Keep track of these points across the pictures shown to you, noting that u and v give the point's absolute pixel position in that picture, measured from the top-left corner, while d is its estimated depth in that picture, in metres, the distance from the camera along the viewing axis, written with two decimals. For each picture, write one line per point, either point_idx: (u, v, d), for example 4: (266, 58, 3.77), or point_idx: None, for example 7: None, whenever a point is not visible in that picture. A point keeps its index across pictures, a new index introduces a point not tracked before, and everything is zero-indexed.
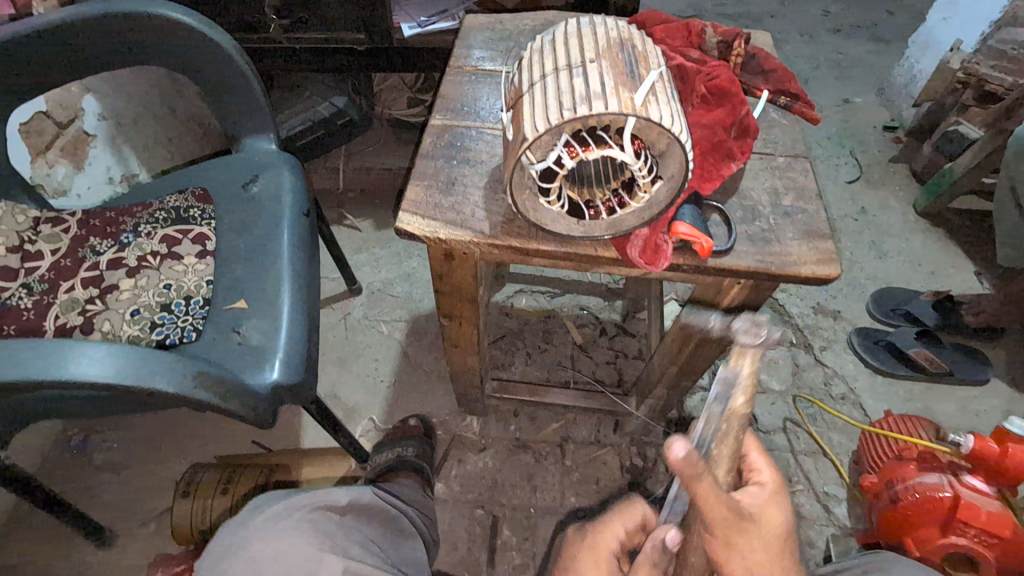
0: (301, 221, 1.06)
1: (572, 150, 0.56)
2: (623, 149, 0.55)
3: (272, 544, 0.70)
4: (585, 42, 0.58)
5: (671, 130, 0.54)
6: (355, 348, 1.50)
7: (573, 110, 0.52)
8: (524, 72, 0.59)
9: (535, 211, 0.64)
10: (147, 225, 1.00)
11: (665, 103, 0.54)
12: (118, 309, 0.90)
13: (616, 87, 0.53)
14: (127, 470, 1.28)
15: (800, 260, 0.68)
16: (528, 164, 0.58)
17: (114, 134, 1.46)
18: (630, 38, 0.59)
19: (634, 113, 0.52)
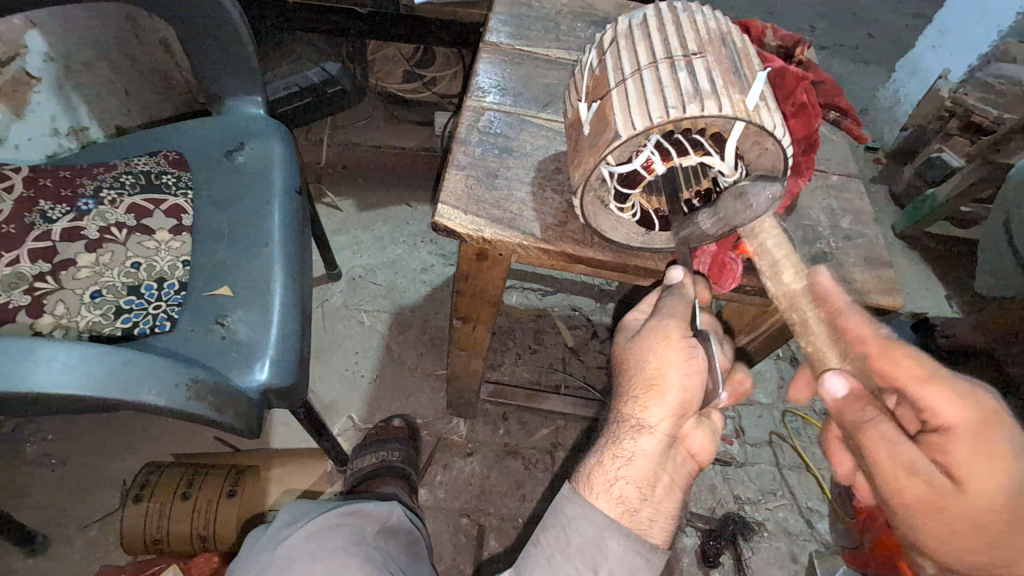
0: (294, 198, 0.94)
1: (664, 154, 0.49)
2: (722, 157, 0.49)
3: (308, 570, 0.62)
4: (684, 31, 0.51)
5: (782, 141, 0.47)
6: (333, 339, 1.38)
7: (681, 109, 0.45)
8: (611, 61, 0.52)
9: (599, 218, 0.57)
10: (111, 191, 0.86)
11: (775, 110, 0.48)
12: (75, 289, 0.77)
13: (727, 87, 0.46)
14: (66, 465, 1.13)
15: (863, 289, 0.64)
16: (608, 166, 0.51)
17: (62, 80, 1.27)
18: (729, 33, 0.53)
19: (745, 119, 0.46)
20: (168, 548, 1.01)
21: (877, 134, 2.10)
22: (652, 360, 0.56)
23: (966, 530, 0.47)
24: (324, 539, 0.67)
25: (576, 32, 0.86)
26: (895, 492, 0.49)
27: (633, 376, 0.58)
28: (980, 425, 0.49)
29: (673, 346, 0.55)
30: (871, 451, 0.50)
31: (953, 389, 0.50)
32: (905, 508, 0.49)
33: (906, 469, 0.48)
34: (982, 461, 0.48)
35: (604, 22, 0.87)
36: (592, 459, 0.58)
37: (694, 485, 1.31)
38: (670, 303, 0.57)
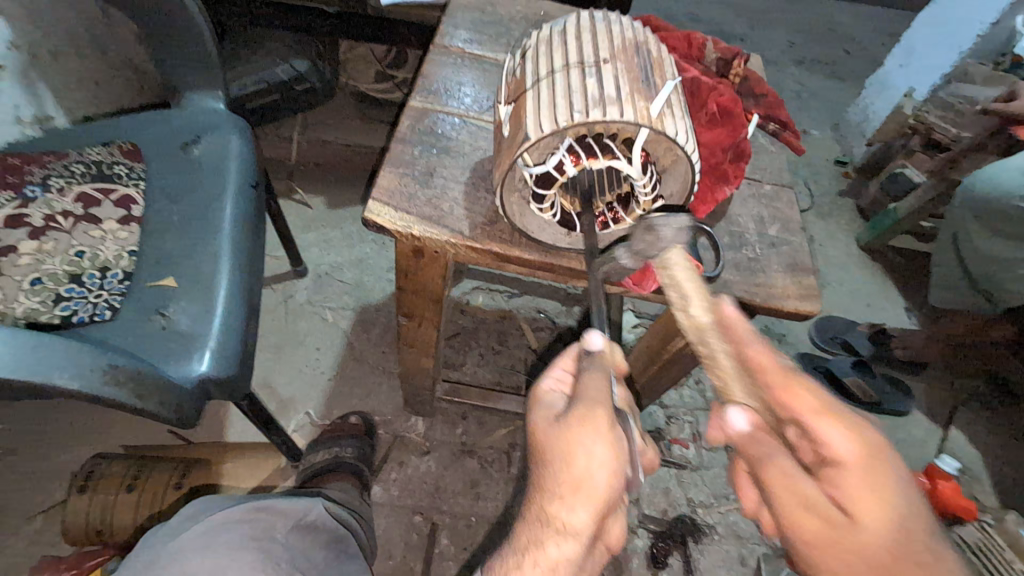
0: (247, 192, 0.95)
1: (574, 156, 0.51)
2: (630, 162, 0.51)
3: (209, 558, 0.63)
4: (599, 39, 0.53)
5: (684, 147, 0.49)
6: (295, 334, 1.39)
7: (585, 113, 0.47)
8: (528, 65, 0.53)
9: (523, 217, 0.59)
10: (59, 179, 0.86)
11: (680, 118, 0.50)
12: (13, 276, 0.76)
13: (633, 94, 0.48)
14: (13, 456, 1.12)
15: (783, 294, 0.67)
16: (523, 166, 0.52)
17: (26, 68, 1.26)
18: (645, 42, 0.55)
19: (648, 124, 0.48)
20: (111, 540, 1.00)
21: (846, 149, 2.15)
22: (580, 456, 0.47)
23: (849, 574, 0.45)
24: (229, 532, 0.67)
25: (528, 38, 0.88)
26: (799, 526, 0.46)
27: (549, 469, 0.49)
28: (873, 463, 0.46)
29: (601, 437, 0.47)
30: (775, 487, 0.47)
31: (849, 420, 0.47)
32: (810, 544, 0.46)
33: (808, 506, 0.46)
34: (867, 494, 0.45)
35: None
36: (504, 561, 0.48)
37: (648, 488, 1.33)
38: (596, 381, 0.51)
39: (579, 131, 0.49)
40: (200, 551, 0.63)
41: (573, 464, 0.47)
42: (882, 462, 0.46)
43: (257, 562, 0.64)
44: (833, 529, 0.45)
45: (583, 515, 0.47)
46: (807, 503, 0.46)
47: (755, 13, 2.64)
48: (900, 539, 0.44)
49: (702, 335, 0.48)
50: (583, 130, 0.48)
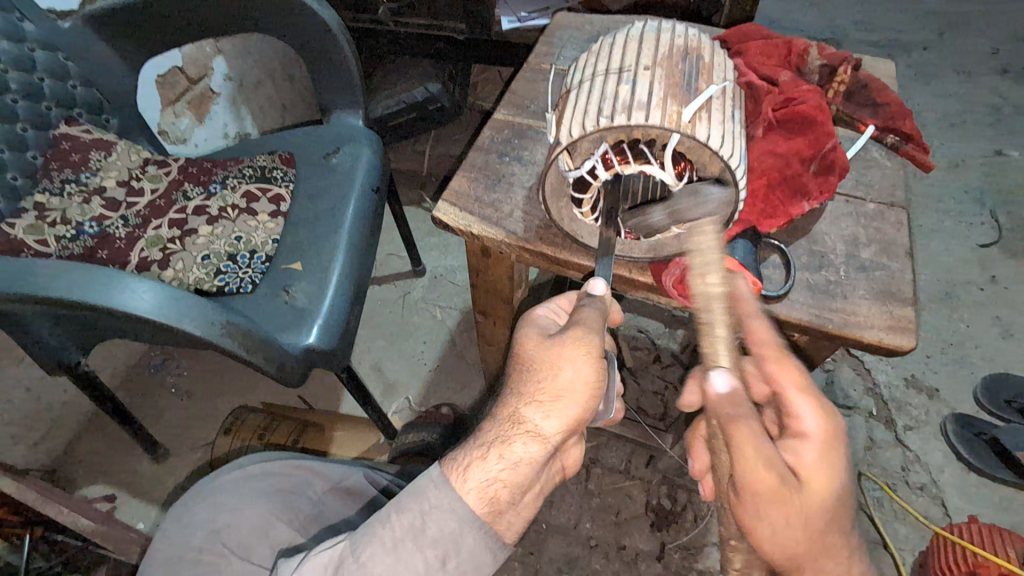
0: (369, 196, 1.10)
1: (608, 161, 0.54)
2: (662, 167, 0.53)
3: (235, 501, 0.73)
4: (644, 48, 0.56)
5: (720, 152, 0.50)
6: (407, 327, 1.54)
7: (611, 118, 0.50)
8: (577, 74, 0.58)
9: (570, 221, 0.62)
10: (234, 179, 1.09)
11: (718, 122, 0.51)
12: (192, 251, 0.99)
13: (667, 97, 0.51)
14: (189, 397, 1.41)
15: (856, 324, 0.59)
16: (564, 170, 0.56)
17: (235, 96, 1.60)
18: (698, 48, 0.57)
19: (675, 127, 0.50)
20: None
21: None
22: (565, 368, 0.57)
23: (782, 522, 0.50)
24: (262, 481, 0.76)
25: None
26: (751, 482, 0.49)
27: (535, 376, 0.58)
28: (830, 440, 0.53)
29: (589, 360, 0.57)
30: (741, 451, 0.49)
31: (818, 400, 0.55)
32: (758, 500, 0.49)
33: (766, 463, 0.49)
34: (819, 463, 0.52)
35: None
36: (471, 450, 0.58)
37: None
38: (589, 315, 0.58)
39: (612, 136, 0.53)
40: (233, 492, 0.74)
41: (560, 375, 0.57)
42: (835, 441, 0.53)
43: (270, 509, 0.72)
44: (789, 494, 0.50)
45: (555, 423, 0.57)
46: (768, 462, 0.49)
47: (946, 18, 2.28)
48: (834, 501, 0.52)
49: (710, 301, 0.53)
50: (619, 133, 0.52)
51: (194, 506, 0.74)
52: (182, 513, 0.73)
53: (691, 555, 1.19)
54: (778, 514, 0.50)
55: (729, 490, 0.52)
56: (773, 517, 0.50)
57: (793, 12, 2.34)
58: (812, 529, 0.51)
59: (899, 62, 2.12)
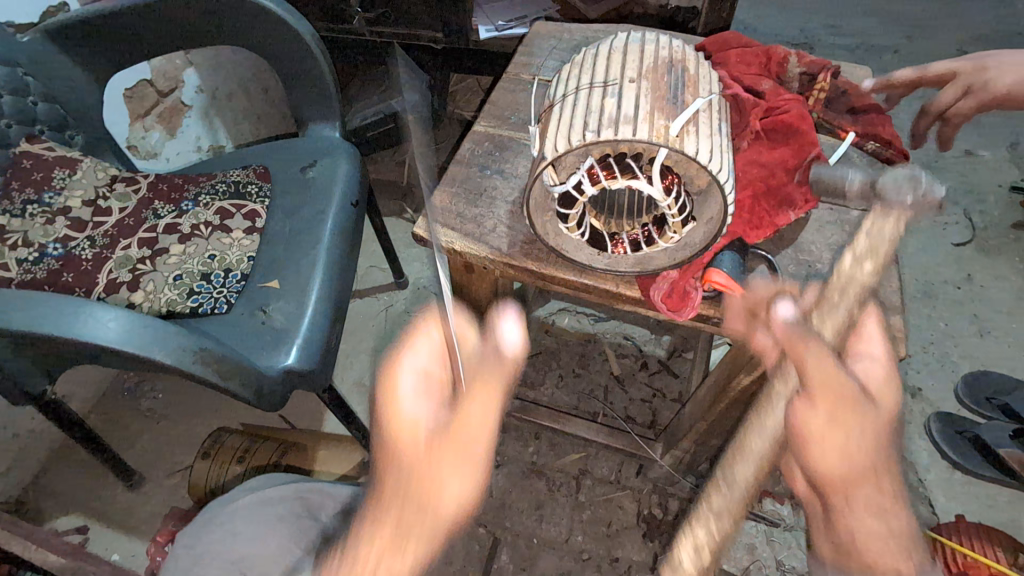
0: (348, 209, 1.07)
1: (594, 174, 0.53)
2: (650, 182, 0.52)
3: (241, 533, 0.70)
4: (629, 60, 0.56)
5: (709, 168, 0.50)
6: (390, 340, 1.51)
7: (598, 133, 0.50)
8: (559, 86, 0.57)
9: (555, 237, 0.60)
10: (207, 196, 1.05)
11: (706, 137, 0.51)
12: (163, 272, 0.95)
13: (654, 111, 0.51)
14: (165, 421, 1.36)
15: (851, 276, 0.61)
16: (549, 184, 0.54)
17: (208, 108, 1.56)
18: (682, 60, 0.57)
19: (664, 140, 0.50)
20: None
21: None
22: (442, 484, 0.54)
23: (856, 440, 0.52)
24: (273, 510, 0.73)
25: None
26: (819, 387, 0.53)
27: (408, 477, 0.55)
28: (891, 367, 0.58)
29: (472, 469, 0.56)
30: (807, 361, 0.54)
31: (888, 336, 0.60)
32: (828, 406, 0.53)
33: (835, 373, 0.53)
34: (884, 382, 0.56)
35: None
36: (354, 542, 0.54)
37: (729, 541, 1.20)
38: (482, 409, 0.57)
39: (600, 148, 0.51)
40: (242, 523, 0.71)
41: (440, 490, 0.54)
42: (896, 367, 0.57)
43: (283, 537, 0.70)
44: (857, 403, 0.53)
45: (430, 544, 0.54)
46: (841, 370, 0.54)
47: (914, 21, 2.33)
48: (894, 421, 0.54)
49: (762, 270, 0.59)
50: (607, 146, 0.51)
51: (199, 539, 0.70)
52: (186, 550, 0.70)
53: None
54: (852, 424, 0.53)
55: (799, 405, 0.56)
56: (839, 421, 0.52)
57: (767, 18, 2.38)
58: (878, 443, 0.52)
59: (870, 65, 2.15)
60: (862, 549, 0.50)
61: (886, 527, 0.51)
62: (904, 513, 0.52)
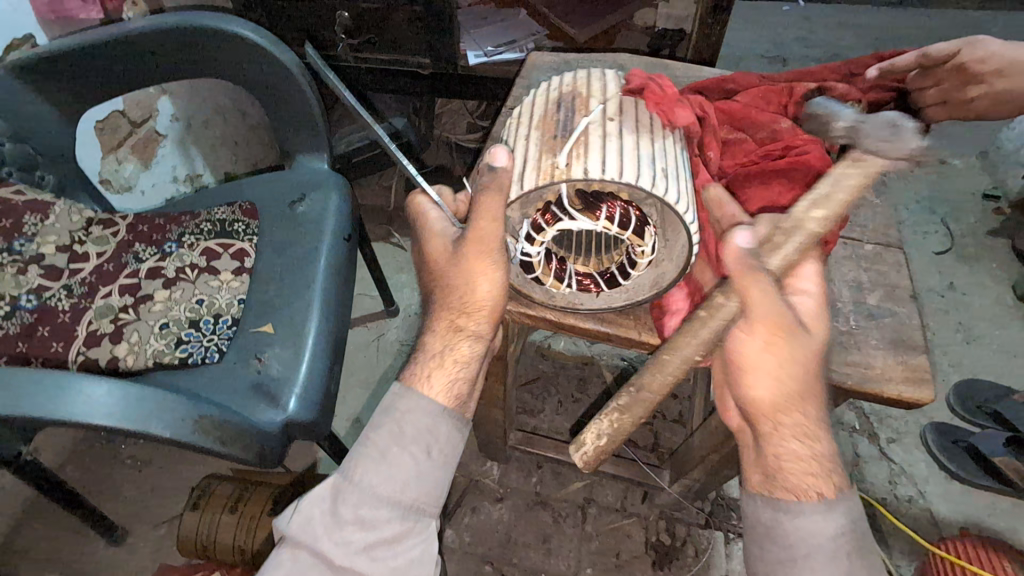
0: (341, 246, 1.03)
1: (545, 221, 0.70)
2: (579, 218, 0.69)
3: None
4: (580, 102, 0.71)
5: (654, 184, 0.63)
6: (383, 372, 1.46)
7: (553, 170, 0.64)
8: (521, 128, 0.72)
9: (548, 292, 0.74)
10: (191, 236, 1.00)
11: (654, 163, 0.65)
12: (148, 321, 0.90)
13: (539, 157, 0.66)
14: (147, 469, 1.29)
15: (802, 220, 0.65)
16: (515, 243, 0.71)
17: (183, 137, 1.50)
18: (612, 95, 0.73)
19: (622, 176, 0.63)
20: (213, 556, 1.11)
21: (998, 180, 1.84)
22: (481, 286, 0.67)
23: (779, 358, 0.63)
24: None
25: None
26: (761, 311, 0.62)
27: (461, 298, 0.68)
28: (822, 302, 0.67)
29: (495, 273, 0.67)
30: (753, 294, 0.62)
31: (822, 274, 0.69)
32: (765, 337, 0.63)
33: (777, 305, 0.61)
34: (816, 314, 0.65)
35: None
36: (425, 364, 0.68)
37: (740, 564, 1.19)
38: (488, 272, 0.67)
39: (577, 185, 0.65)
40: None
41: (480, 288, 0.67)
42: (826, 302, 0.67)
43: None
44: (795, 334, 0.62)
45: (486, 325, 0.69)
46: (782, 303, 0.61)
47: (881, 33, 2.39)
48: (824, 349, 0.65)
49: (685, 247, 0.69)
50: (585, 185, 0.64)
51: None
52: None
53: None
54: (783, 346, 0.63)
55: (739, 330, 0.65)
56: (772, 348, 0.63)
57: (741, 33, 2.42)
58: (807, 369, 0.64)
59: None
60: (787, 466, 0.62)
61: (810, 452, 0.63)
62: (823, 434, 0.64)
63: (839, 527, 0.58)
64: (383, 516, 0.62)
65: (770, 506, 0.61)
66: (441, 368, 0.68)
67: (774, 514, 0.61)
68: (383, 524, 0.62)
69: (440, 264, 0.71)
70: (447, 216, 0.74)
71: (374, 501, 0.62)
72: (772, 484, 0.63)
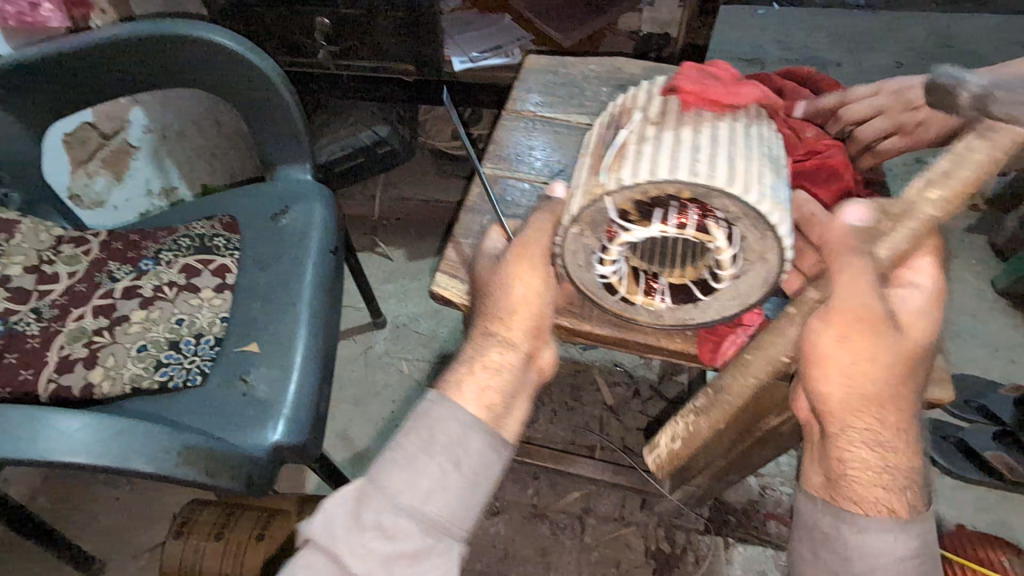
0: (327, 258, 1.00)
1: (613, 232, 0.62)
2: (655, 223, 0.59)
3: None
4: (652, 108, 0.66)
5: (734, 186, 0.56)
6: (372, 385, 1.43)
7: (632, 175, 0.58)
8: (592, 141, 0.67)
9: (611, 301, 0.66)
10: (168, 252, 0.96)
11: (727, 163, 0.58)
12: (125, 343, 0.85)
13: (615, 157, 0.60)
14: (125, 496, 1.23)
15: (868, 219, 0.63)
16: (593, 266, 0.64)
17: (157, 148, 1.44)
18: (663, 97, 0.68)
19: (686, 173, 0.57)
20: None
21: None
22: (518, 284, 0.65)
23: (878, 354, 0.59)
24: None
25: (598, 97, 0.91)
26: (844, 300, 0.59)
27: (496, 299, 0.67)
28: (937, 297, 0.63)
29: (537, 274, 0.66)
30: (844, 277, 0.59)
31: (939, 268, 0.65)
32: (858, 325, 0.58)
33: (869, 294, 0.58)
34: (925, 311, 0.61)
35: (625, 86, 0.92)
36: (460, 369, 0.65)
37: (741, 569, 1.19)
38: (532, 272, 0.66)
39: (623, 198, 0.59)
40: None
41: (515, 290, 0.66)
42: (940, 300, 0.62)
43: None
44: (885, 329, 0.58)
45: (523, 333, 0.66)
46: (873, 296, 0.58)
47: (856, 35, 2.43)
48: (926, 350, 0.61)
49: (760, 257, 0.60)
50: (637, 191, 0.59)
51: None
52: None
53: None
54: (871, 338, 0.58)
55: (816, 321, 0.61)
56: (853, 345, 0.58)
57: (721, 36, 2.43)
58: (896, 368, 0.59)
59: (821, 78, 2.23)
60: (851, 474, 0.60)
61: (880, 461, 0.59)
62: (902, 447, 0.60)
63: (911, 549, 0.57)
64: (403, 528, 0.56)
65: (831, 513, 0.60)
66: (473, 373, 0.64)
67: (835, 522, 0.60)
68: (403, 537, 0.56)
69: (485, 275, 0.69)
70: (503, 234, 0.73)
71: (396, 509, 0.57)
72: (834, 492, 0.61)
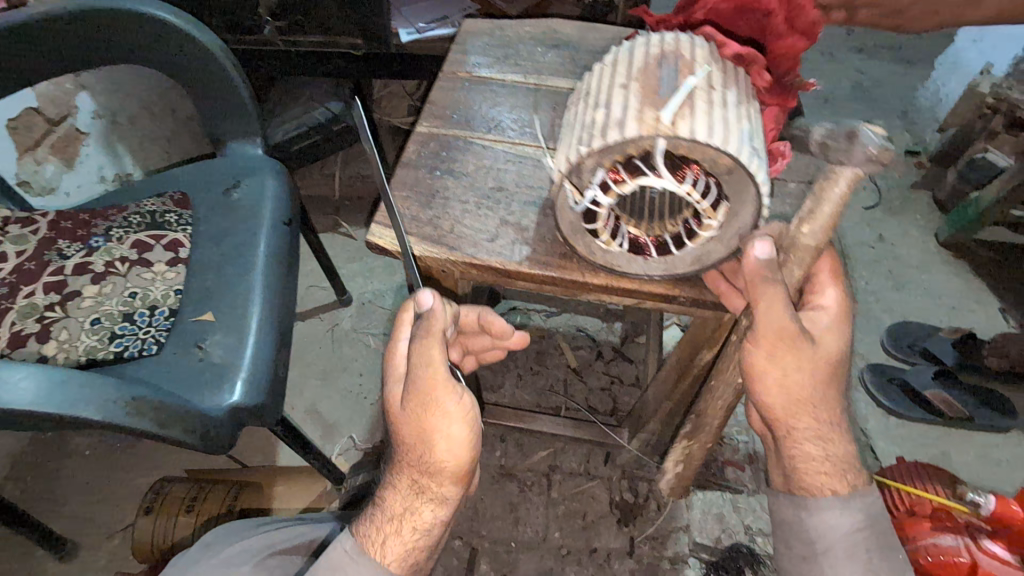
0: (281, 230, 1.01)
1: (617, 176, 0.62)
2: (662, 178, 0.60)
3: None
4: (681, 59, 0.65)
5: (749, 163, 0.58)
6: (340, 361, 1.44)
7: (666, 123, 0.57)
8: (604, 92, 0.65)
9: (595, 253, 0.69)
10: (119, 229, 0.96)
11: (740, 129, 0.59)
12: (78, 317, 0.86)
13: (644, 109, 0.59)
14: (95, 479, 1.24)
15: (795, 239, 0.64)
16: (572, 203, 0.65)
17: (108, 133, 1.43)
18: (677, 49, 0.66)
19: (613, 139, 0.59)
20: (172, 558, 1.08)
21: (918, 137, 1.96)
22: (439, 442, 0.63)
23: (805, 368, 0.63)
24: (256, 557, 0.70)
25: (532, 56, 0.95)
26: (766, 325, 0.61)
27: (421, 456, 0.65)
28: (842, 315, 0.66)
29: (459, 426, 0.63)
30: (764, 306, 0.60)
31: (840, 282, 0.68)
32: (777, 349, 0.62)
33: (785, 319, 0.60)
34: (834, 328, 0.64)
35: (558, 46, 0.96)
36: (383, 524, 0.65)
37: (700, 512, 1.24)
38: (455, 427, 0.63)
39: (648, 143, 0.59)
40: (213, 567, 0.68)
41: (436, 450, 0.64)
42: (846, 315, 0.66)
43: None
44: (801, 343, 0.62)
45: (450, 484, 0.66)
46: (791, 316, 0.61)
47: None
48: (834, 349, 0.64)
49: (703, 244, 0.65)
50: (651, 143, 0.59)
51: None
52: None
53: (660, 544, 1.20)
54: (794, 355, 0.62)
55: (749, 341, 0.64)
56: (780, 359, 0.62)
57: None
58: (806, 368, 0.63)
59: None
60: (801, 467, 0.66)
61: (823, 452, 0.65)
62: (841, 437, 0.66)
63: (857, 523, 0.63)
64: None
65: (793, 505, 0.67)
66: (398, 532, 0.64)
67: (796, 511, 0.67)
68: None
69: (401, 421, 0.66)
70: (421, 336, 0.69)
71: None
72: (793, 486, 0.68)
